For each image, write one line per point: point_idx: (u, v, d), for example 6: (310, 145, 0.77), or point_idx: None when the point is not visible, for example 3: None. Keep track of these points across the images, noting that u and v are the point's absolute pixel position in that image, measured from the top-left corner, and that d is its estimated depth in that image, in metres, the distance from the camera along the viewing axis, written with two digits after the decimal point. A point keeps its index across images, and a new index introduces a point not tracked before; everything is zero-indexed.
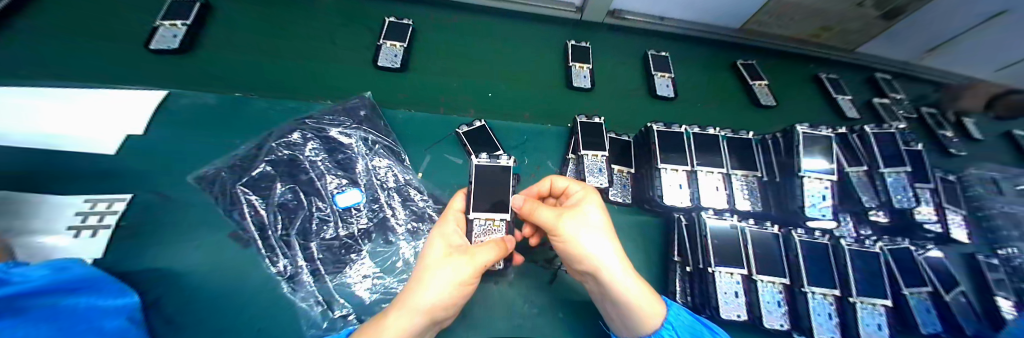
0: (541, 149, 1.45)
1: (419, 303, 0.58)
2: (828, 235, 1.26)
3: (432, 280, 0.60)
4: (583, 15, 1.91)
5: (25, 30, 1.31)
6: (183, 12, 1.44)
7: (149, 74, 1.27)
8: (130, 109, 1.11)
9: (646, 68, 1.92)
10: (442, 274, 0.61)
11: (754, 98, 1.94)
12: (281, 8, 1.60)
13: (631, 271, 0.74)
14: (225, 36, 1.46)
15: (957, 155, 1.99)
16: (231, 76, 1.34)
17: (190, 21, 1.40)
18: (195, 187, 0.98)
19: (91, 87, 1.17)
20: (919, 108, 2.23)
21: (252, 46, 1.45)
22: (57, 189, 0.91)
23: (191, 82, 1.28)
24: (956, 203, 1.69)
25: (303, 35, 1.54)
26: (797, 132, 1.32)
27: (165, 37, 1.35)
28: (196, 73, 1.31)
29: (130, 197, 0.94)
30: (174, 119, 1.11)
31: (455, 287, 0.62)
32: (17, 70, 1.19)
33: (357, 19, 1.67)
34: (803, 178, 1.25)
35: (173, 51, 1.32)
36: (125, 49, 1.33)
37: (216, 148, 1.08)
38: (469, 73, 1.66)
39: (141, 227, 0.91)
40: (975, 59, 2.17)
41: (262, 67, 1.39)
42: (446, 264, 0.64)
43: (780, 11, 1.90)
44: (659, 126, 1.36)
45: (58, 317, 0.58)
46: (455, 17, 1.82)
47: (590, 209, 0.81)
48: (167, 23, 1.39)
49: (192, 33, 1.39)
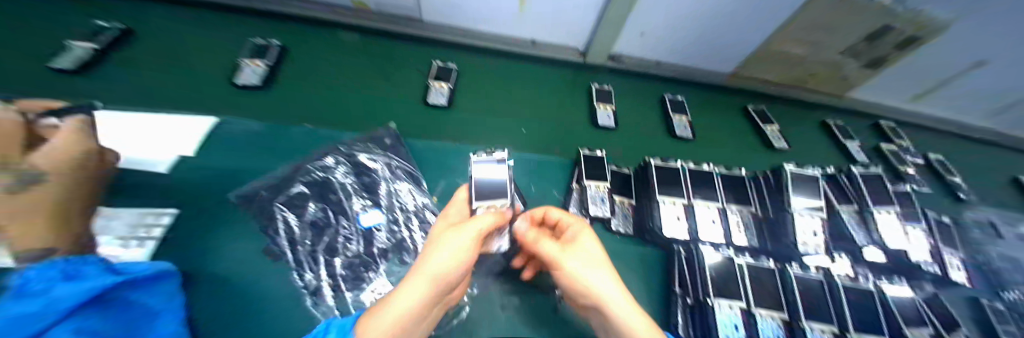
0: (548, 178, 1.55)
1: (427, 274, 0.67)
2: (824, 271, 1.31)
3: (444, 248, 0.71)
4: (586, 59, 2.10)
5: (120, 61, 1.49)
6: (263, 54, 1.64)
7: (227, 104, 1.42)
8: (181, 132, 1.23)
9: (665, 109, 2.07)
10: (454, 240, 0.73)
11: (768, 140, 2.07)
12: (338, 48, 1.82)
13: (629, 301, 0.81)
14: (298, 73, 1.64)
15: (964, 200, 2.10)
16: (300, 108, 1.48)
17: (272, 61, 1.59)
18: (235, 205, 1.06)
19: (157, 111, 1.31)
20: (925, 154, 2.37)
21: (315, 82, 1.62)
22: (125, 203, 1.02)
23: (268, 112, 1.42)
24: (953, 245, 1.74)
25: (353, 72, 1.72)
26: (785, 172, 1.45)
27: (247, 73, 1.53)
28: (271, 106, 1.45)
29: (174, 211, 1.03)
30: (220, 144, 1.23)
31: (462, 251, 0.73)
32: (106, 96, 1.34)
33: (398, 58, 1.86)
34: (792, 214, 1.37)
35: (258, 85, 1.50)
36: (202, 80, 1.50)
37: (259, 169, 1.19)
38: (489, 107, 1.80)
39: (180, 241, 0.98)
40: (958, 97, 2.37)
41: (319, 101, 1.54)
42: (454, 233, 0.75)
43: (767, 59, 2.10)
44: (656, 161, 1.50)
45: (130, 313, 0.74)
46: (478, 56, 1.99)
47: (587, 242, 0.91)
48: (248, 61, 1.58)
49: (273, 71, 1.58)
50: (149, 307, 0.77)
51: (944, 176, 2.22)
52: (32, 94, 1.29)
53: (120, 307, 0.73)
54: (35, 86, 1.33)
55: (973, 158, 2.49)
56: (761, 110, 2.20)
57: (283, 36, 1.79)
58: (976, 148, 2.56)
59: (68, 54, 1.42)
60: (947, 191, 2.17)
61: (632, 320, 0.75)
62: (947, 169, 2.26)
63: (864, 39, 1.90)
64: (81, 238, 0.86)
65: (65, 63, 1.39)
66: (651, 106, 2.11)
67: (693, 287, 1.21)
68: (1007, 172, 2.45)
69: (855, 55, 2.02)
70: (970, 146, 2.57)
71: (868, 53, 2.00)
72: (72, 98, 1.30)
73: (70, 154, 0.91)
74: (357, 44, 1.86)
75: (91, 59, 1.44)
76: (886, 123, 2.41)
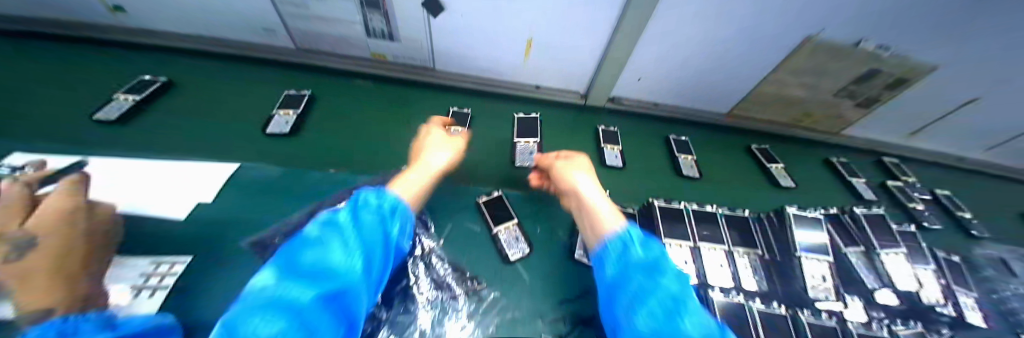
0: (553, 217, 1.60)
1: (424, 168, 1.27)
2: (838, 317, 1.29)
3: (431, 157, 1.34)
4: (586, 100, 2.22)
5: (157, 110, 1.60)
6: (293, 103, 1.73)
7: (252, 151, 1.47)
8: (203, 178, 1.28)
9: (670, 150, 2.18)
10: (436, 155, 1.37)
11: (774, 180, 2.13)
12: (357, 94, 1.94)
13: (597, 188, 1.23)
14: (321, 119, 1.72)
15: (979, 237, 2.16)
16: (322, 152, 1.55)
17: (300, 110, 1.68)
18: (249, 253, 1.08)
19: (182, 157, 1.37)
20: (934, 191, 2.46)
21: (334, 126, 1.71)
22: (143, 254, 1.03)
23: (292, 159, 1.47)
24: (965, 284, 1.74)
25: (371, 116, 1.83)
26: (789, 214, 1.50)
27: (279, 122, 1.61)
28: (292, 152, 1.50)
29: (189, 259, 1.04)
30: (239, 190, 1.26)
31: (443, 161, 1.37)
32: (144, 145, 1.41)
33: (410, 102, 1.98)
34: (800, 258, 1.40)
35: (287, 133, 1.56)
36: (229, 127, 1.58)
37: (274, 214, 1.21)
38: (498, 149, 1.90)
39: (191, 292, 0.98)
40: (959, 132, 2.40)
41: (337, 143, 1.62)
42: (436, 152, 1.39)
43: (760, 99, 2.20)
44: (659, 202, 1.54)
45: None
46: (486, 101, 2.15)
47: (581, 161, 1.40)
48: (280, 112, 1.66)
49: (301, 119, 1.66)
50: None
51: (954, 212, 2.27)
52: (72, 144, 1.36)
53: None
54: (72, 134, 1.41)
55: (960, 191, 2.58)
56: (765, 149, 2.31)
57: (309, 86, 1.92)
58: (962, 182, 2.67)
59: (112, 105, 1.52)
60: (959, 228, 2.22)
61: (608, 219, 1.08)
62: (956, 206, 2.32)
63: (853, 81, 1.99)
64: (89, 294, 0.82)
65: (106, 113, 1.48)
66: (651, 145, 2.21)
67: None
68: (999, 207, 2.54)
69: (848, 95, 2.11)
70: (957, 178, 2.69)
71: (859, 94, 2.10)
72: (110, 147, 1.38)
73: (55, 222, 0.85)
74: (375, 90, 1.99)
75: (129, 109, 1.53)
76: (889, 159, 2.57)
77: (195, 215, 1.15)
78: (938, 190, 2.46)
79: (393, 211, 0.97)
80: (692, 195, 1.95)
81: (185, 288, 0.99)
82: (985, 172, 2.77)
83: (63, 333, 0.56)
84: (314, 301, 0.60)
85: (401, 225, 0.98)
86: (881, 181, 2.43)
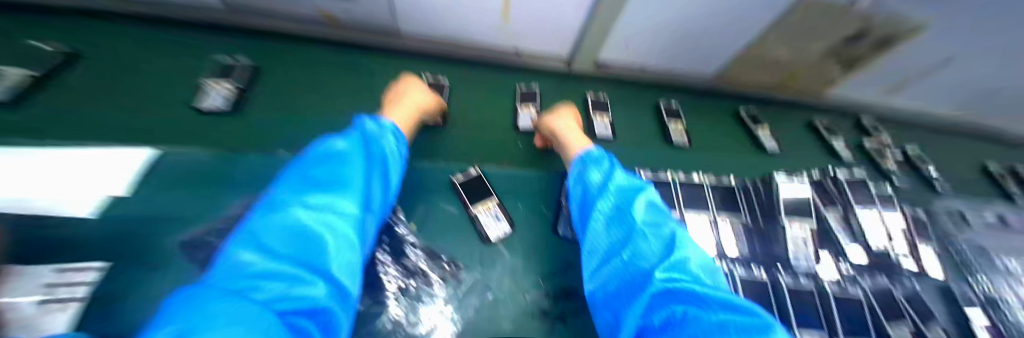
0: (534, 193, 1.51)
1: (409, 103, 1.38)
2: (811, 276, 1.31)
3: (413, 94, 1.43)
4: (571, 68, 2.05)
5: (57, 86, 1.32)
6: (228, 72, 1.48)
7: (181, 133, 1.25)
8: (114, 168, 1.08)
9: (660, 116, 2.08)
10: (417, 91, 1.45)
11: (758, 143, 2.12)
12: (308, 61, 1.67)
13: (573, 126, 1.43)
14: (266, 92, 1.49)
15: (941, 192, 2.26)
16: (269, 129, 1.35)
17: (239, 80, 1.44)
18: (182, 253, 0.95)
19: (87, 143, 1.15)
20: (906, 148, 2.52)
21: (280, 98, 1.49)
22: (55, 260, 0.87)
23: (232, 140, 1.26)
24: (927, 238, 1.83)
25: (326, 86, 1.60)
26: (775, 181, 1.44)
27: (215, 97, 1.36)
28: (231, 131, 1.30)
29: (108, 264, 0.90)
30: (161, 180, 1.07)
31: (426, 97, 1.46)
32: (42, 130, 1.17)
33: (371, 70, 1.74)
34: (785, 225, 1.38)
35: (228, 110, 1.33)
36: (151, 105, 1.34)
37: (207, 206, 1.04)
38: (475, 121, 1.75)
39: (114, 301, 0.85)
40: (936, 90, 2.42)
41: (286, 118, 1.41)
42: (418, 89, 1.46)
43: (751, 61, 2.09)
44: (647, 173, 1.46)
45: None
46: (460, 67, 1.93)
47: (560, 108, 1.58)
48: (211, 82, 1.41)
49: (243, 93, 1.42)
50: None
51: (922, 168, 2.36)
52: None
53: None
54: None
55: (928, 149, 2.67)
56: (754, 116, 2.24)
57: (250, 53, 1.65)
58: (929, 140, 2.75)
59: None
60: (924, 185, 2.30)
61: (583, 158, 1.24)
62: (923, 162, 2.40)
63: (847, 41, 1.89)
64: None
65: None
66: (638, 111, 2.09)
67: None
68: (958, 163, 2.67)
69: (839, 55, 2.03)
70: (926, 137, 2.76)
71: (849, 54, 2.02)
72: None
73: None
74: (330, 55, 1.72)
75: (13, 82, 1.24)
76: (868, 120, 2.56)
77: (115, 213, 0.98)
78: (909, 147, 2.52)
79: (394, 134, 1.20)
80: (678, 163, 1.90)
81: (112, 297, 0.85)
82: (950, 130, 2.86)
83: None
84: (351, 197, 0.90)
85: (402, 146, 1.23)
86: (858, 141, 2.45)
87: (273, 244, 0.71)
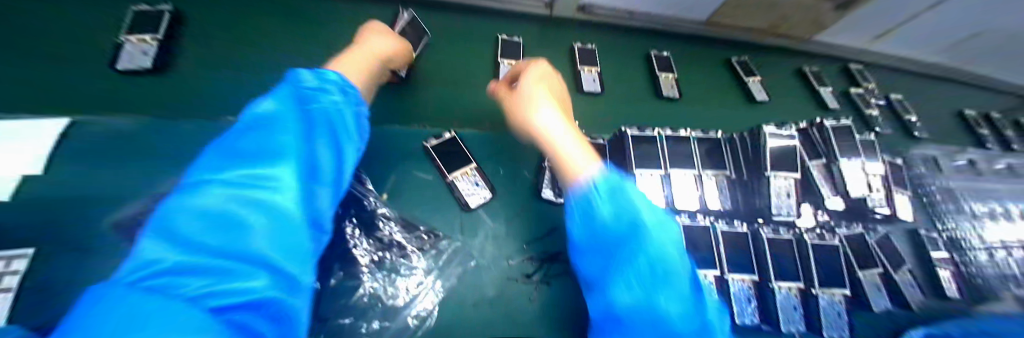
0: (515, 156, 1.42)
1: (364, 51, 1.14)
2: (792, 230, 1.29)
3: (371, 42, 1.19)
4: (552, 11, 1.90)
5: None
6: (150, 24, 1.31)
7: (116, 101, 1.18)
8: (18, 141, 0.92)
9: (651, 68, 1.96)
10: (377, 40, 1.22)
11: (749, 94, 2.04)
12: (254, 13, 1.48)
13: (569, 135, 0.96)
14: (204, 50, 1.35)
15: (920, 138, 2.31)
16: (219, 92, 1.27)
17: (160, 35, 1.28)
18: (118, 234, 0.86)
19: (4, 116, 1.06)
20: (889, 96, 2.54)
21: (223, 56, 1.36)
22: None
23: (178, 108, 1.20)
24: (902, 184, 1.87)
25: (277, 43, 1.44)
26: (763, 131, 1.30)
27: (133, 54, 1.24)
28: (170, 95, 1.22)
29: (33, 251, 0.81)
30: (84, 155, 0.95)
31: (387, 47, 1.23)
32: None
33: (321, 20, 1.55)
34: (769, 178, 1.28)
35: (151, 70, 1.22)
36: (73, 72, 1.21)
37: (144, 182, 0.95)
38: (449, 79, 1.62)
39: (53, 289, 0.79)
40: (926, 31, 2.36)
41: (234, 81, 1.31)
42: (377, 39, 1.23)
43: (741, 4, 1.96)
44: (632, 130, 1.37)
45: None
46: (432, 20, 1.77)
47: (542, 100, 1.04)
48: (131, 37, 1.26)
49: (167, 50, 1.29)
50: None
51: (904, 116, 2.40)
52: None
53: None
54: None
55: (913, 96, 2.66)
56: (746, 62, 2.14)
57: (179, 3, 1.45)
58: (916, 86, 2.72)
59: None
60: (903, 134, 2.36)
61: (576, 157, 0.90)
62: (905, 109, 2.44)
63: None
64: None
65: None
66: (625, 64, 1.96)
67: None
68: (940, 110, 2.69)
69: None
70: (913, 83, 2.73)
71: None
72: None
73: None
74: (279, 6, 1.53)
75: None
76: (854, 66, 2.50)
77: (36, 193, 0.88)
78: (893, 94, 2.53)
79: (343, 92, 0.94)
80: (668, 119, 1.83)
81: (51, 281, 0.80)
82: (937, 75, 2.83)
83: None
84: (292, 166, 0.67)
85: (360, 106, 0.99)
86: (844, 89, 2.39)
87: (181, 236, 0.48)
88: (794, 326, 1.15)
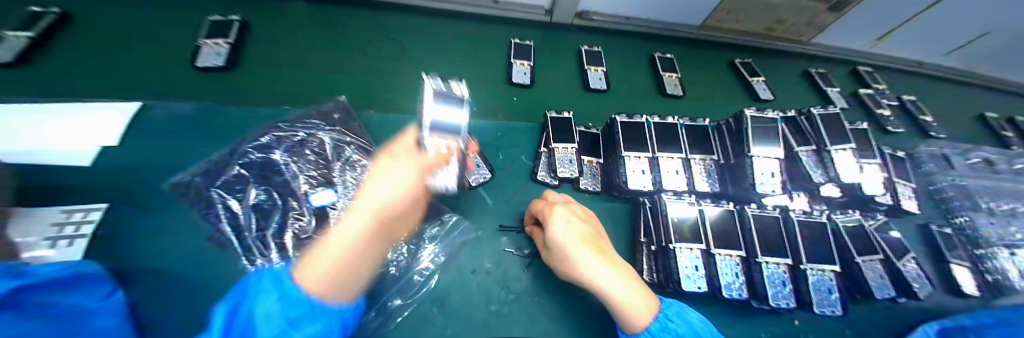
0: (514, 144, 1.55)
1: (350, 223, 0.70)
2: (781, 209, 1.36)
3: (365, 199, 0.76)
4: (552, 17, 2.05)
5: (58, 49, 1.43)
6: (224, 31, 1.58)
7: (191, 89, 1.39)
8: (102, 123, 1.16)
9: (655, 68, 2.08)
10: (374, 191, 0.78)
11: (753, 92, 2.11)
12: (308, 25, 1.78)
13: (620, 281, 0.77)
14: (265, 52, 1.61)
15: (936, 137, 2.25)
16: (282, 85, 1.51)
17: (232, 38, 1.55)
18: (171, 194, 1.04)
19: (78, 100, 1.25)
20: (903, 97, 2.49)
21: (282, 58, 1.62)
22: (65, 200, 0.99)
23: (241, 97, 1.41)
24: (906, 177, 1.82)
25: (320, 48, 1.70)
26: (745, 115, 1.41)
27: (209, 55, 1.49)
28: (244, 87, 1.45)
29: (106, 206, 0.99)
30: (150, 132, 1.17)
31: (394, 196, 0.79)
32: (55, 89, 1.29)
33: (348, 31, 1.81)
34: (751, 157, 1.35)
35: (223, 67, 1.45)
36: (148, 68, 1.44)
37: (191, 155, 1.14)
38: (459, 77, 1.79)
39: (116, 237, 0.95)
40: (930, 35, 2.36)
41: (289, 76, 1.55)
42: (377, 186, 0.79)
43: (732, 8, 2.04)
44: (622, 117, 1.47)
45: (61, 313, 0.65)
46: (447, 26, 1.97)
47: (577, 245, 0.81)
48: (209, 42, 1.54)
49: (236, 52, 1.54)
50: (85, 306, 0.72)
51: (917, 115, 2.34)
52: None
53: (34, 309, 0.61)
54: None
55: (922, 96, 2.63)
56: (749, 63, 2.24)
57: (250, 14, 1.76)
58: (924, 87, 2.70)
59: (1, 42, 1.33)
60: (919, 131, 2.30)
61: (621, 295, 0.75)
62: (919, 109, 2.38)
63: None
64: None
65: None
66: (623, 64, 2.09)
67: (657, 235, 1.25)
68: (954, 110, 2.63)
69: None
70: (921, 85, 2.71)
71: None
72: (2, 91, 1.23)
73: None
74: (328, 18, 1.83)
75: (27, 48, 1.35)
76: (863, 68, 2.54)
77: (118, 160, 1.08)
78: (906, 96, 2.49)
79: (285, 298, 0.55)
80: (665, 112, 1.92)
81: (120, 228, 0.97)
82: (948, 79, 2.80)
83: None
84: None
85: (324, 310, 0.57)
86: (853, 90, 2.43)
87: None
88: (783, 301, 1.16)
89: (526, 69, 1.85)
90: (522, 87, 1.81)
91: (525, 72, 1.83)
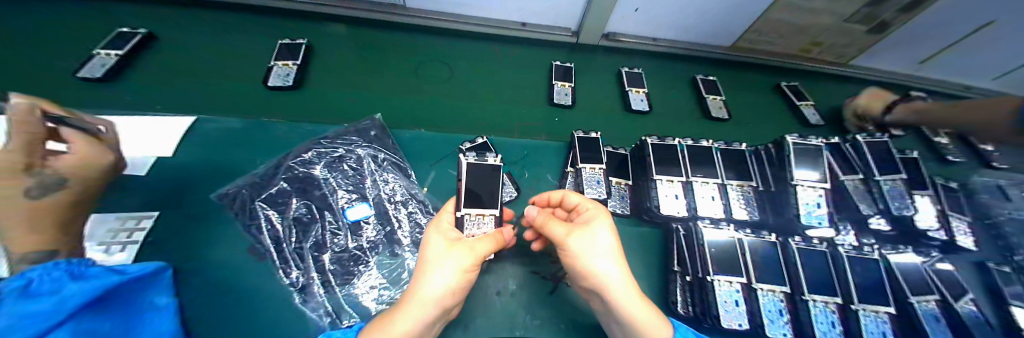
0: (541, 162, 1.54)
1: (425, 296, 0.68)
2: (827, 242, 1.28)
3: (439, 272, 0.72)
4: (579, 38, 2.06)
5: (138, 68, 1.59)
6: (291, 54, 1.71)
7: (249, 106, 1.51)
8: (159, 133, 1.25)
9: (698, 91, 2.06)
10: (447, 264, 0.73)
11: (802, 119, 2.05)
12: (351, 45, 1.88)
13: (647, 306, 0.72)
14: (320, 72, 1.71)
15: None
16: (332, 103, 1.59)
17: (299, 60, 1.67)
18: (218, 205, 1.08)
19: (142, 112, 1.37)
20: None
21: (341, 79, 1.71)
22: (127, 205, 1.06)
23: (293, 115, 1.50)
24: (960, 209, 1.66)
25: (366, 67, 1.79)
26: (786, 141, 1.36)
27: (279, 74, 1.61)
28: (300, 105, 1.55)
29: (157, 214, 1.05)
30: (200, 142, 1.25)
31: (462, 273, 0.74)
32: (133, 104, 1.44)
33: (385, 50, 1.88)
34: (796, 186, 1.29)
35: (291, 86, 1.57)
36: (209, 86, 1.58)
37: (239, 168, 1.20)
38: (493, 95, 1.82)
39: (162, 243, 1.00)
40: (979, 61, 2.22)
41: (340, 95, 1.63)
42: (452, 255, 0.76)
43: (766, 30, 2.00)
44: (653, 139, 1.44)
45: (127, 311, 0.77)
46: (479, 46, 2.01)
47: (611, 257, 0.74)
48: (279, 63, 1.66)
49: (302, 72, 1.65)
50: (152, 303, 0.84)
51: None
52: (64, 103, 1.41)
53: (116, 306, 0.75)
54: (67, 95, 1.44)
55: None
56: (796, 86, 2.19)
57: (301, 35, 1.88)
58: None
59: (99, 62, 1.53)
60: None
61: (633, 308, 0.71)
62: None
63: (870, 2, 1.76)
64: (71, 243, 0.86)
65: (91, 71, 1.49)
66: (652, 84, 2.08)
67: (692, 265, 1.19)
68: None
69: (863, 18, 1.89)
70: None
71: (874, 17, 1.88)
72: (95, 105, 1.41)
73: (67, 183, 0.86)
74: (372, 38, 1.93)
75: (116, 67, 1.53)
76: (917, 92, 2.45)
77: (175, 172, 1.16)
78: None
79: None
80: (697, 134, 1.88)
81: (169, 233, 1.02)
82: None
83: (62, 277, 0.65)
84: None
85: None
86: None
87: None
88: None
89: (567, 90, 1.86)
90: (563, 107, 1.82)
91: (567, 95, 1.83)
